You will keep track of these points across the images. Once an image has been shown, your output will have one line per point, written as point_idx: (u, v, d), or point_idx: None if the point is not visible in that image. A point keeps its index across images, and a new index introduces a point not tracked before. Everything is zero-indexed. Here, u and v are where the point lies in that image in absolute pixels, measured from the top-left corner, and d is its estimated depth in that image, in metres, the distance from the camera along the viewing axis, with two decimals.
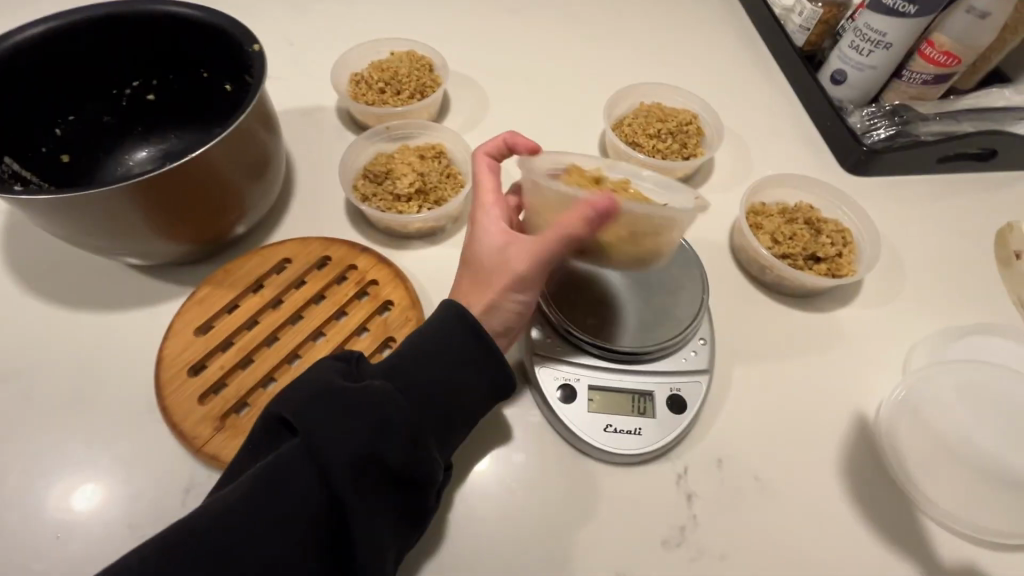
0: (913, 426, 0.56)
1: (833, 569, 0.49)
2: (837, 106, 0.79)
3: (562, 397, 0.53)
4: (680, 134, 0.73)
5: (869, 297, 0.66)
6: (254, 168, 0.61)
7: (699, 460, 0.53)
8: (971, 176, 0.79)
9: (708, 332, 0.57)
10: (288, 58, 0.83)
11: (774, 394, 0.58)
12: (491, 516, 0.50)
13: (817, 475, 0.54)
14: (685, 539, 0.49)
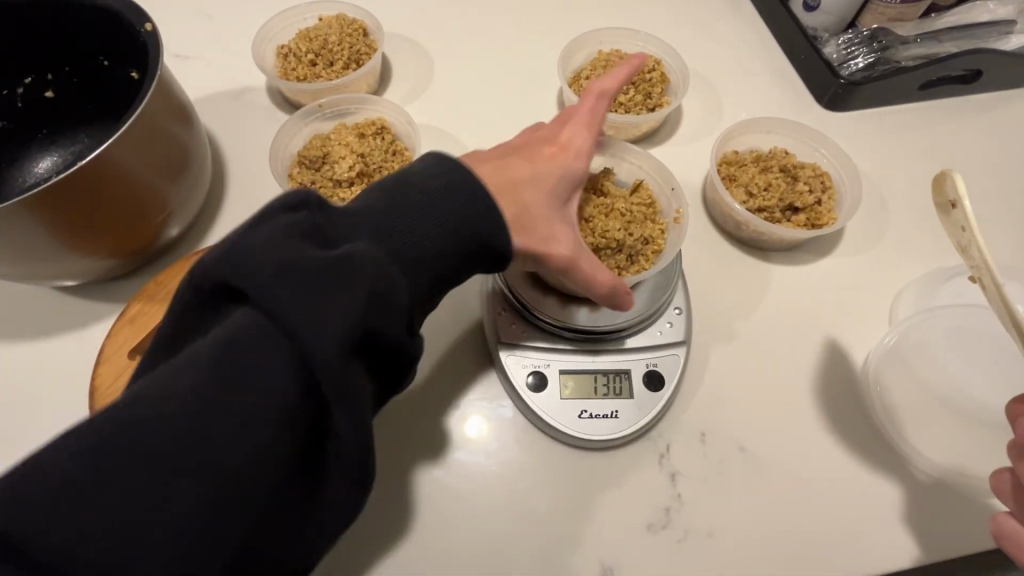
0: (900, 378, 0.54)
1: (822, 531, 0.48)
2: (812, 36, 0.73)
3: (531, 386, 0.50)
4: (642, 83, 0.67)
5: (853, 244, 0.62)
6: (174, 165, 0.55)
7: (681, 436, 0.50)
8: (958, 100, 0.74)
9: (682, 300, 0.54)
10: (206, 34, 0.75)
11: (757, 357, 0.55)
12: (466, 520, 0.47)
13: (805, 438, 0.52)
14: (670, 520, 0.47)
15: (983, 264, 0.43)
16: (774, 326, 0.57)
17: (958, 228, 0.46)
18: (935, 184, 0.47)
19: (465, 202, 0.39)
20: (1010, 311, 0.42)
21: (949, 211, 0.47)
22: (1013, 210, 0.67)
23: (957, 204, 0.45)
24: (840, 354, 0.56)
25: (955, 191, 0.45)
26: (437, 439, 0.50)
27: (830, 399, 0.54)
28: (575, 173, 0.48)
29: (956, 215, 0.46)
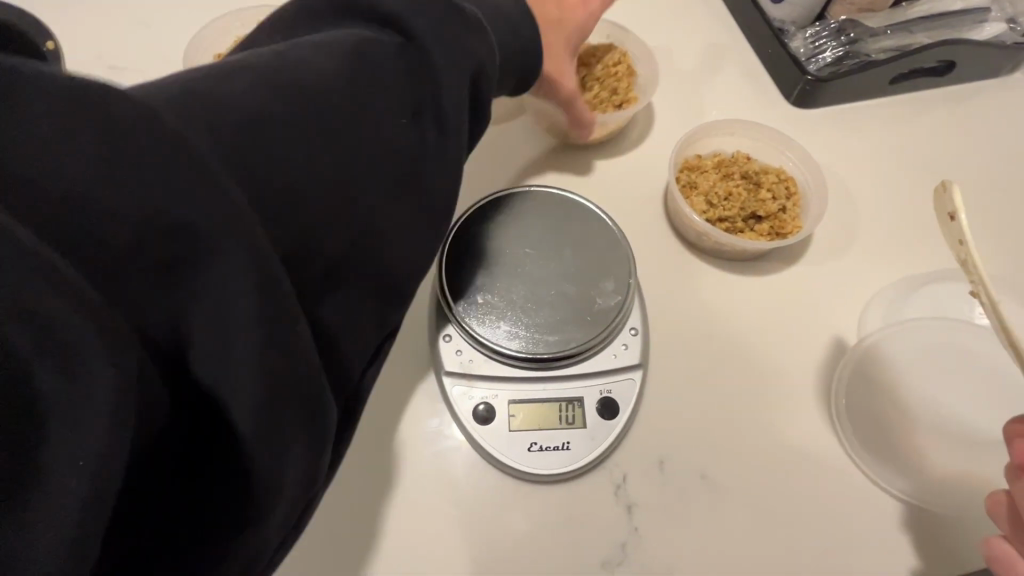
0: (863, 395, 0.52)
1: (786, 561, 0.46)
2: (779, 29, 0.69)
3: (478, 418, 0.47)
4: (607, 78, 0.64)
5: (822, 251, 0.59)
6: None
7: (638, 465, 0.48)
8: (931, 94, 0.70)
9: (639, 320, 0.51)
10: (139, 43, 0.70)
11: (720, 376, 0.52)
12: (411, 564, 0.45)
13: (770, 461, 0.49)
14: (626, 557, 0.45)
15: (979, 279, 0.41)
16: (739, 341, 0.54)
17: (955, 239, 0.44)
18: (941, 191, 0.44)
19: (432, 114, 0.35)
20: (1009, 337, 0.39)
21: (948, 221, 0.44)
22: (990, 209, 0.64)
23: (954, 217, 0.43)
24: (806, 369, 0.53)
25: (953, 203, 0.43)
26: (381, 477, 0.47)
27: (796, 418, 0.51)
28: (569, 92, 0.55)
29: (954, 228, 0.43)
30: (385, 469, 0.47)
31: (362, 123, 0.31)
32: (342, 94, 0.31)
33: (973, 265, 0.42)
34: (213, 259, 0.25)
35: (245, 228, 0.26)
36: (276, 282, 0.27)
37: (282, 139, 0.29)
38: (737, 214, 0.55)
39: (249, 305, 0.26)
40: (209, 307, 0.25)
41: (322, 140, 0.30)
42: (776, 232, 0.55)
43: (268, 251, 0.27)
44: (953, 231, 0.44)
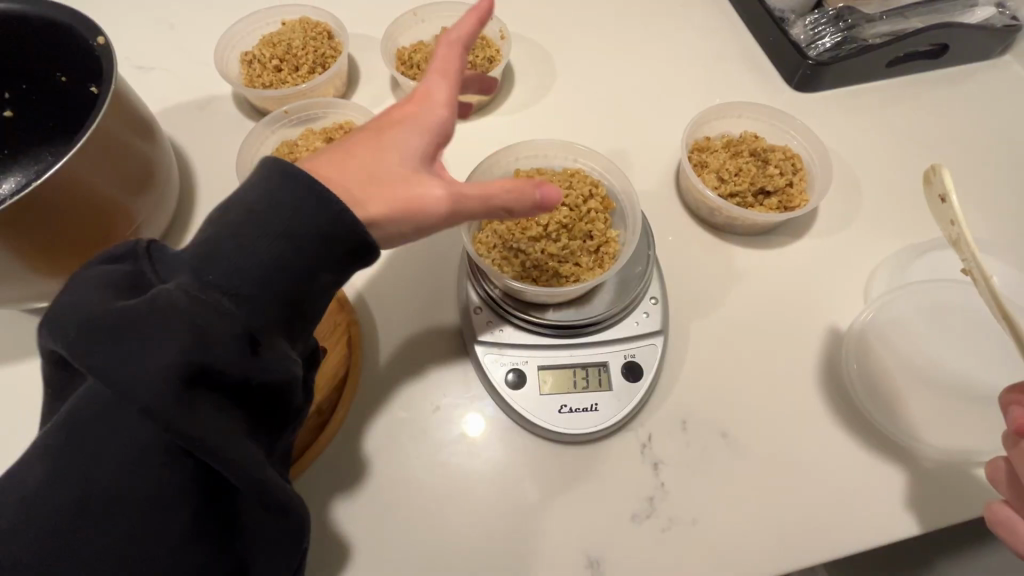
0: (875, 355, 0.55)
1: (805, 512, 0.49)
2: (779, 17, 0.73)
3: (510, 383, 0.50)
4: None
5: (827, 225, 0.62)
6: (140, 177, 0.55)
7: (662, 425, 0.51)
8: (926, 75, 0.74)
9: (658, 289, 0.54)
10: (167, 43, 0.73)
11: (736, 341, 0.55)
12: (453, 521, 0.47)
13: (786, 420, 0.52)
14: (654, 510, 0.48)
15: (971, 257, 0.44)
16: (753, 309, 0.57)
17: (946, 220, 0.47)
18: (930, 174, 0.47)
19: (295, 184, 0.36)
20: (997, 302, 0.42)
21: (938, 201, 0.47)
22: (985, 183, 0.68)
23: (945, 198, 0.46)
24: (817, 333, 0.56)
25: (943, 186, 0.45)
26: (421, 442, 0.49)
27: (809, 379, 0.54)
28: (436, 123, 0.44)
29: (945, 209, 0.46)
30: (425, 435, 0.50)
31: (190, 310, 0.32)
32: (188, 287, 0.34)
33: (970, 243, 0.44)
34: (104, 469, 0.32)
35: (118, 452, 0.32)
36: (153, 474, 0.33)
37: (136, 349, 0.31)
38: (749, 189, 0.58)
39: (148, 494, 0.33)
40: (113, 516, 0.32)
41: (168, 329, 0.32)
42: (783, 207, 0.58)
43: (156, 448, 0.32)
44: (944, 211, 0.46)
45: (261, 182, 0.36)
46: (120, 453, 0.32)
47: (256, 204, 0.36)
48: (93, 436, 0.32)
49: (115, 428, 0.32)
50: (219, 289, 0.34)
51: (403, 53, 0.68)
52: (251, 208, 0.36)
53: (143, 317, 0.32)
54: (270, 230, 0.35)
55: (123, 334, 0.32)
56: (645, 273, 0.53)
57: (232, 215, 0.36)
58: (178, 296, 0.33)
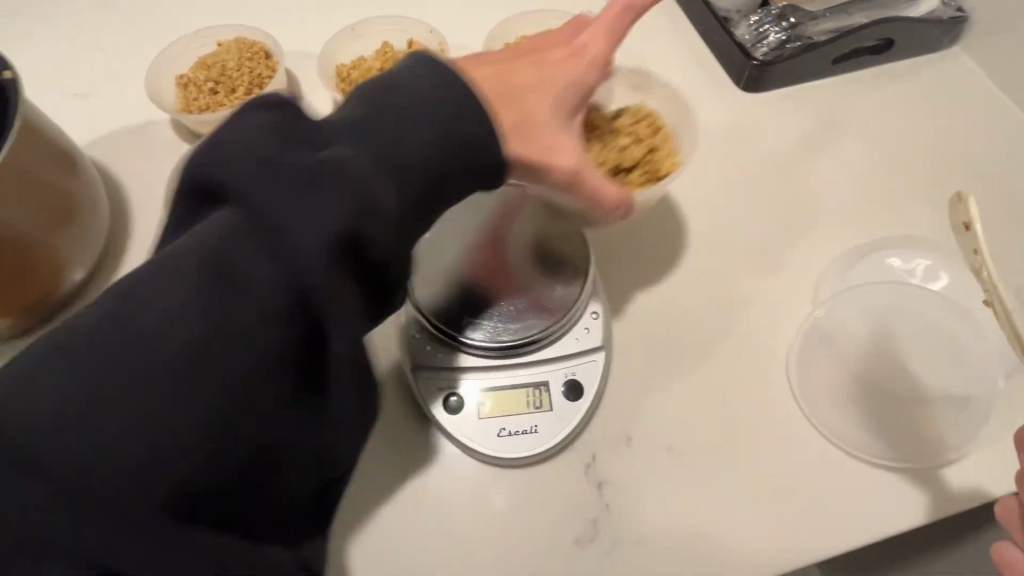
0: (824, 360, 0.54)
1: (753, 527, 0.48)
2: (724, 17, 0.72)
3: (448, 408, 0.49)
4: None
5: (776, 228, 0.61)
6: (61, 213, 0.53)
7: (606, 443, 0.49)
8: (874, 71, 0.73)
9: (600, 303, 0.53)
10: (102, 68, 0.72)
11: (683, 352, 0.54)
12: (392, 555, 0.46)
13: (735, 431, 0.51)
14: (598, 533, 0.46)
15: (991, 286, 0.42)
16: (702, 318, 0.56)
17: (970, 250, 0.45)
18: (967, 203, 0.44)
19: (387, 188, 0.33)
20: (1016, 335, 0.41)
21: (963, 229, 0.45)
22: (939, 178, 0.67)
23: (968, 227, 0.44)
24: (767, 340, 0.55)
25: (967, 213, 0.44)
26: (359, 474, 0.48)
27: (759, 387, 0.53)
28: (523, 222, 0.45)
29: (969, 239, 0.44)
30: (361, 471, 0.48)
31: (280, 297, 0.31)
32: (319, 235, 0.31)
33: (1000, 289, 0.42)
34: (165, 364, 0.28)
35: (168, 357, 0.28)
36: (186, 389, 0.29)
37: (265, 256, 0.30)
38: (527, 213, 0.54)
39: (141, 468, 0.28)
40: (122, 440, 0.27)
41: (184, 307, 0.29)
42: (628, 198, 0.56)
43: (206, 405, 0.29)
44: (971, 241, 0.45)
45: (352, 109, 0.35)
46: (135, 368, 0.28)
47: (405, 108, 0.34)
48: (127, 331, 0.28)
49: (165, 315, 0.29)
50: (365, 205, 0.32)
51: (342, 70, 0.67)
52: (380, 105, 0.34)
53: (291, 189, 0.31)
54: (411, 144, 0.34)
55: (257, 226, 0.30)
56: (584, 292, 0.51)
57: (407, 122, 0.34)
58: (276, 192, 0.30)
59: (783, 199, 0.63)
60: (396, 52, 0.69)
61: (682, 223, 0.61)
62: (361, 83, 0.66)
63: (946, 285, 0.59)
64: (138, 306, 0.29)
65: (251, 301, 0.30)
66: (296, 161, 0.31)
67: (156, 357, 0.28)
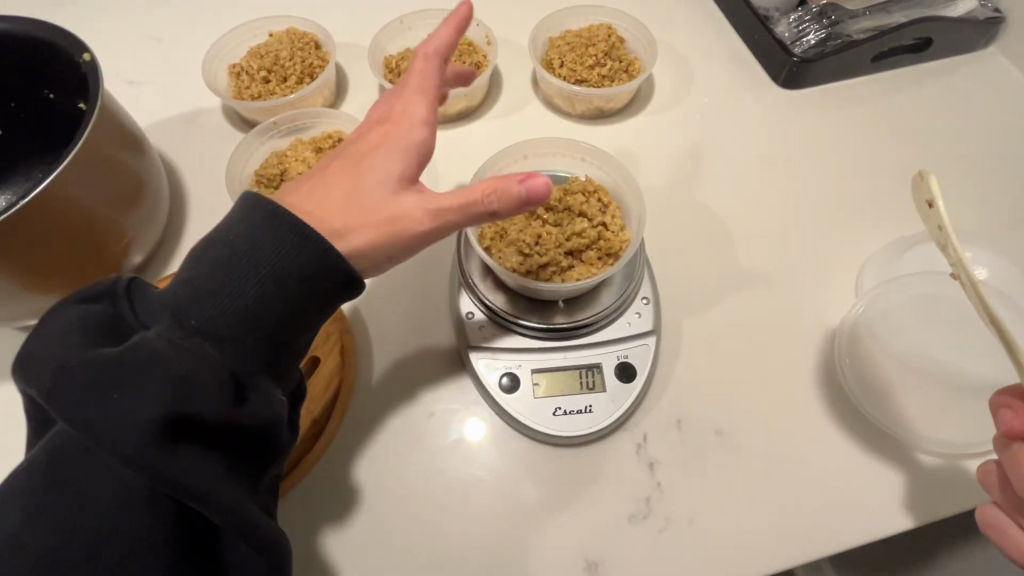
0: (867, 349, 0.55)
1: (801, 509, 0.49)
2: (764, 15, 0.73)
3: (505, 387, 0.50)
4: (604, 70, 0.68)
5: (815, 222, 0.63)
6: (128, 193, 0.54)
7: (657, 425, 0.51)
8: (911, 69, 0.74)
9: (650, 289, 0.54)
10: (155, 57, 0.73)
11: (728, 339, 0.55)
12: (451, 528, 0.47)
13: (780, 415, 0.52)
14: (651, 510, 0.48)
15: (957, 260, 0.43)
16: (745, 307, 0.57)
17: (934, 228, 0.46)
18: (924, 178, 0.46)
19: (223, 264, 0.36)
20: (994, 322, 0.41)
21: (924, 207, 0.47)
22: (974, 174, 0.68)
23: (932, 204, 0.45)
24: (809, 329, 0.56)
25: (930, 191, 0.45)
26: (417, 451, 0.49)
27: (803, 374, 0.54)
28: (414, 146, 0.43)
29: (932, 215, 0.46)
30: (421, 451, 0.49)
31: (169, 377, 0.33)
32: (168, 332, 0.35)
33: (958, 256, 0.43)
34: (94, 515, 0.33)
35: (98, 511, 0.33)
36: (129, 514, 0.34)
37: (132, 386, 0.33)
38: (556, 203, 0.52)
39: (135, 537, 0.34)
40: (85, 565, 0.33)
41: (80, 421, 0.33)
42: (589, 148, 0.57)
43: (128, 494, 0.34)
44: (930, 217, 0.46)
45: (237, 220, 0.38)
46: (95, 508, 0.33)
47: (230, 249, 0.36)
48: (65, 491, 0.33)
49: (94, 480, 0.33)
50: (109, 376, 0.33)
51: (391, 61, 0.69)
52: (210, 252, 0.37)
53: (79, 384, 0.33)
54: (227, 271, 0.36)
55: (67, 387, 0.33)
56: (637, 274, 0.53)
57: (224, 251, 0.37)
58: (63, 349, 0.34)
59: (823, 193, 0.65)
60: None
61: (724, 215, 0.62)
62: None
63: (985, 278, 0.60)
64: (70, 483, 0.33)
65: (132, 426, 0.32)
66: (104, 356, 0.34)
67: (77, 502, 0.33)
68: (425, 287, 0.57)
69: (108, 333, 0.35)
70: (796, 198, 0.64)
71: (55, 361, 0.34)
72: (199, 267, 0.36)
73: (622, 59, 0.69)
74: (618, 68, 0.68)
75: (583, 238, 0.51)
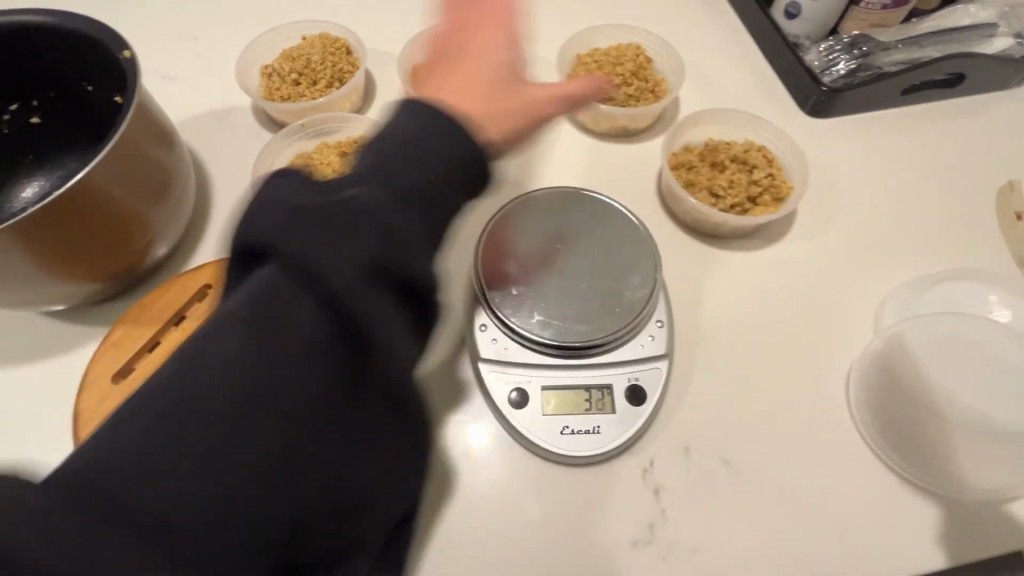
0: (884, 387, 0.54)
1: (808, 545, 0.48)
2: (794, 43, 0.73)
3: (514, 402, 0.50)
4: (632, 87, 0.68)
5: (834, 253, 0.62)
6: (158, 188, 0.56)
7: (664, 450, 0.50)
8: (942, 104, 0.73)
9: (664, 313, 0.54)
10: (190, 55, 0.75)
11: (741, 365, 0.55)
12: (453, 541, 0.47)
13: (791, 447, 0.52)
14: (654, 536, 0.47)
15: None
16: (760, 334, 0.57)
17: None
18: None
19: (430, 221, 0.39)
20: None
21: None
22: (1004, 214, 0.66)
23: None
24: (825, 361, 0.56)
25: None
26: None
27: (816, 407, 0.53)
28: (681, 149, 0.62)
29: None
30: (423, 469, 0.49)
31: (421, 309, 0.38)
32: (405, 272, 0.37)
33: None
34: (248, 379, 0.32)
35: (288, 358, 0.33)
36: (325, 360, 0.34)
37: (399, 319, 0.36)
38: (693, 164, 0.62)
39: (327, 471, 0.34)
40: (266, 412, 0.32)
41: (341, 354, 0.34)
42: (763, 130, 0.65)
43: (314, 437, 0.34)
44: None
45: (401, 119, 0.41)
46: (300, 345, 0.33)
47: (436, 144, 0.40)
48: (199, 359, 0.32)
49: (294, 324, 0.33)
50: (396, 235, 0.35)
51: (420, 70, 0.70)
52: (401, 138, 0.40)
53: (321, 213, 0.34)
54: (443, 154, 0.40)
55: (334, 220, 0.34)
56: (653, 296, 0.53)
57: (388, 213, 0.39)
58: (274, 214, 0.34)
59: (845, 224, 0.64)
60: (472, 56, 0.71)
61: (743, 241, 0.62)
62: (439, 83, 0.68)
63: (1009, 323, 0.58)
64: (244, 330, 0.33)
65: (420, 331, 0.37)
66: (349, 206, 0.35)
67: (274, 343, 0.33)
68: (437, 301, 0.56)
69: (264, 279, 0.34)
70: (819, 226, 0.64)
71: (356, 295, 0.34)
72: (373, 154, 0.39)
73: (648, 78, 0.70)
74: (644, 88, 0.69)
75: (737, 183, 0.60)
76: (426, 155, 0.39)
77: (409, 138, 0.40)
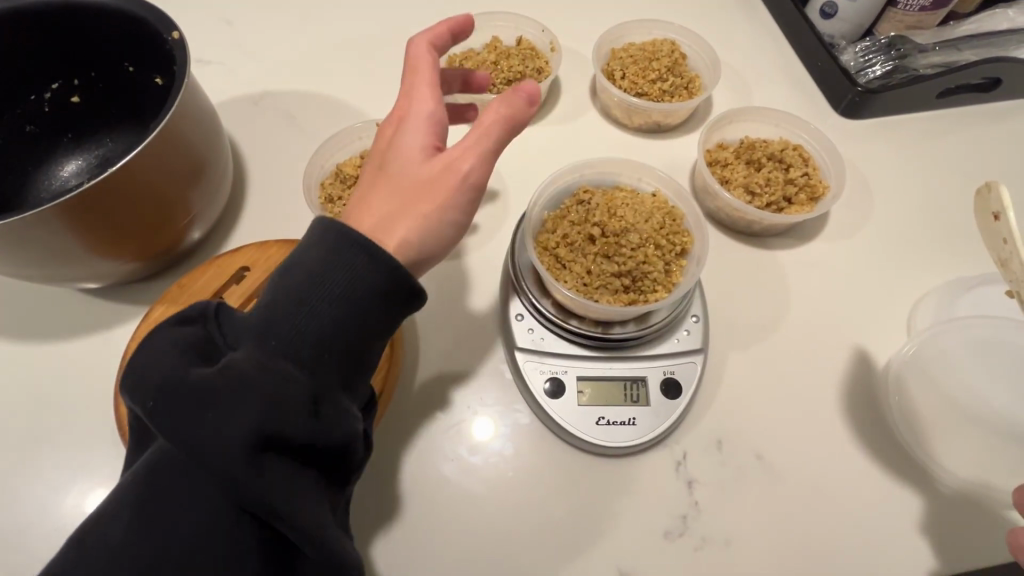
0: (919, 388, 0.54)
1: (838, 541, 0.48)
2: (829, 42, 0.73)
3: (549, 391, 0.50)
4: (671, 80, 0.68)
5: (867, 256, 0.62)
6: (200, 171, 0.56)
7: (697, 443, 0.51)
8: (977, 108, 0.73)
9: (700, 309, 0.54)
10: (225, 39, 0.75)
11: (774, 362, 0.55)
12: (484, 525, 0.48)
13: (823, 445, 0.52)
14: (687, 528, 0.48)
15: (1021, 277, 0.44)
16: (794, 332, 0.57)
17: (998, 240, 0.47)
18: (1000, 189, 0.45)
19: (331, 245, 0.37)
20: None
21: (991, 221, 0.47)
22: None
23: (1000, 216, 0.45)
24: (857, 360, 0.56)
25: (999, 204, 0.45)
26: (457, 445, 0.50)
27: (850, 407, 0.54)
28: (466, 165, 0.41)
29: (998, 227, 0.46)
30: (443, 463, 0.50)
31: (251, 390, 0.33)
32: (252, 354, 0.35)
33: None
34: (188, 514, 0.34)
35: (200, 504, 0.34)
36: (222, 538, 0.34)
37: (218, 418, 0.33)
38: (729, 161, 0.62)
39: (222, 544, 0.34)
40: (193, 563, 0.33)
41: (213, 427, 0.33)
42: (801, 134, 0.65)
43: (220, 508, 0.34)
44: (996, 231, 0.46)
45: (312, 241, 0.37)
46: (200, 507, 0.34)
47: (345, 288, 0.36)
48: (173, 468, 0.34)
49: (189, 501, 0.34)
50: (274, 406, 0.33)
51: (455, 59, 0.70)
52: (300, 269, 0.36)
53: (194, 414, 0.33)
54: (321, 322, 0.36)
55: (176, 484, 0.34)
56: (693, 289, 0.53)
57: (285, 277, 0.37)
58: (170, 356, 0.35)
59: (880, 224, 0.64)
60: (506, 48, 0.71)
61: (777, 240, 0.62)
62: None
63: None
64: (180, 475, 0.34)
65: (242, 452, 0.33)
66: (197, 377, 0.34)
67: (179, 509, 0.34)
68: (476, 292, 0.58)
69: (201, 353, 0.36)
70: (854, 227, 0.64)
71: (162, 364, 0.35)
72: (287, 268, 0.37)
73: (682, 75, 0.70)
74: (681, 83, 0.69)
75: (770, 182, 0.61)
76: (313, 301, 0.36)
77: (308, 271, 0.36)
